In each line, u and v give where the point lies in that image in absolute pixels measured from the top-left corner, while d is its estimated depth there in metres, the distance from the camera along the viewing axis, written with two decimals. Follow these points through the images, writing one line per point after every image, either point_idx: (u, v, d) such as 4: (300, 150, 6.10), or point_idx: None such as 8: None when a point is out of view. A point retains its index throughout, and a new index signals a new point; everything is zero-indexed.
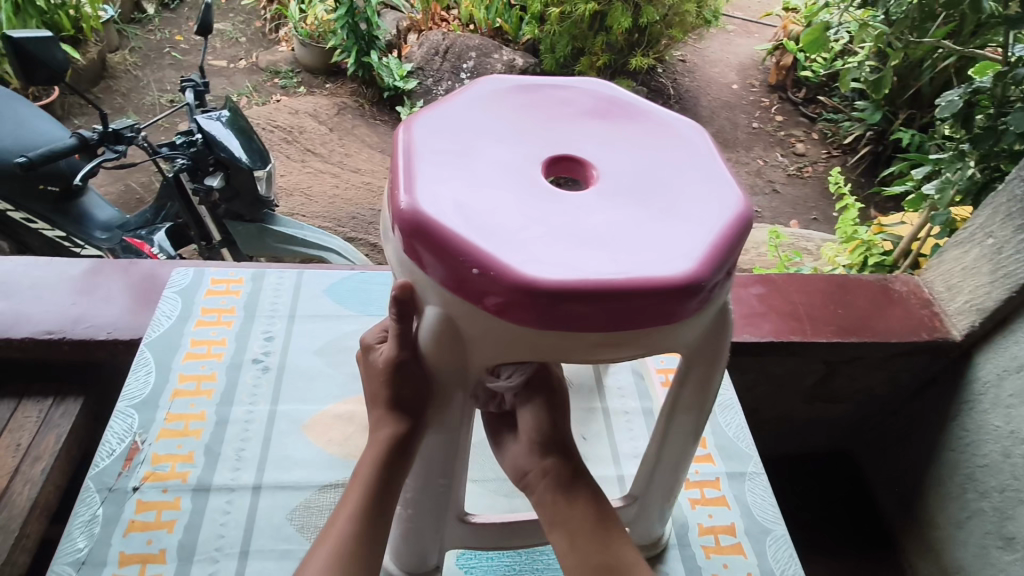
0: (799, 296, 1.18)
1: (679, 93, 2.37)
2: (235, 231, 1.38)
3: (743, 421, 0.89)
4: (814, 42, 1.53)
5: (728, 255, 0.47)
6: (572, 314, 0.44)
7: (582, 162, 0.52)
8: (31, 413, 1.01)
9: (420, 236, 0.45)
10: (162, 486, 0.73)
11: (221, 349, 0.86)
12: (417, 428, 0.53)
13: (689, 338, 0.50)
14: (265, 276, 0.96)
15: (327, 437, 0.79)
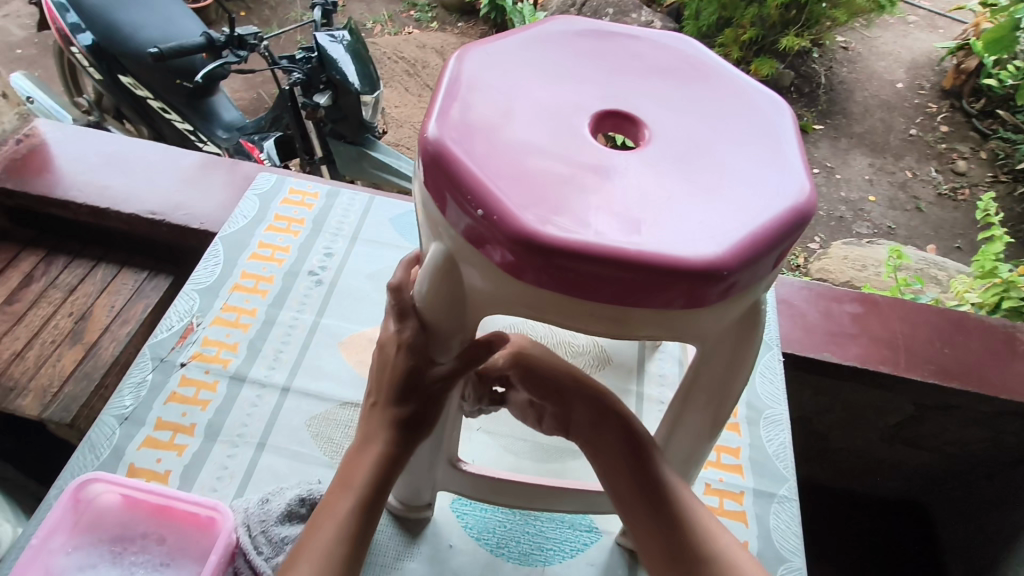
0: (900, 325, 1.05)
1: (831, 82, 2.13)
2: (337, 149, 1.41)
3: (788, 440, 0.82)
4: (998, 42, 1.33)
5: (771, 248, 0.41)
6: (584, 278, 0.40)
7: (636, 120, 0.48)
8: (129, 281, 1.13)
9: (435, 170, 0.43)
10: (205, 367, 0.78)
11: (283, 255, 0.91)
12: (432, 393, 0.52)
13: (708, 331, 0.45)
14: (339, 195, 1.00)
15: (359, 357, 0.82)
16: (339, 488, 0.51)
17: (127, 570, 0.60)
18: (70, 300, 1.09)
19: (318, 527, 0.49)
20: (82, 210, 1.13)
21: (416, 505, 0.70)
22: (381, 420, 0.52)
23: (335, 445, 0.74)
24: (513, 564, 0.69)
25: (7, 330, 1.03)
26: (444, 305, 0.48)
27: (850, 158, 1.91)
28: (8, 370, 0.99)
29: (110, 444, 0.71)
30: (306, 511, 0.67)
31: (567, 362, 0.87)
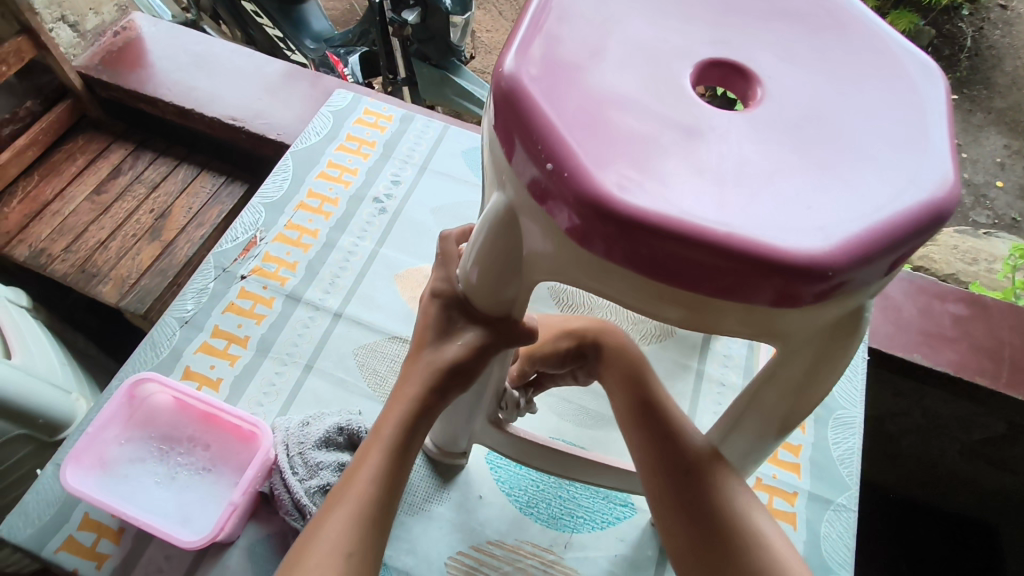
0: (1009, 336, 0.93)
1: (979, 43, 1.83)
2: (419, 71, 1.35)
3: (857, 447, 0.75)
4: None
5: (891, 249, 0.35)
6: (659, 257, 0.35)
7: (748, 75, 0.41)
8: (207, 185, 1.15)
9: (506, 112, 0.38)
10: (264, 283, 0.79)
11: (351, 178, 0.89)
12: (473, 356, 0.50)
13: (795, 331, 0.39)
14: (414, 121, 0.96)
15: (414, 292, 0.80)
16: (371, 438, 0.49)
17: (171, 469, 0.63)
18: (153, 197, 1.12)
19: (354, 476, 0.47)
20: (168, 109, 1.14)
21: (451, 452, 0.69)
22: (416, 372, 0.51)
23: (379, 378, 0.74)
24: (540, 526, 0.68)
25: (94, 219, 1.08)
26: (495, 271, 0.46)
27: (985, 137, 1.68)
28: (92, 258, 1.04)
29: (169, 345, 0.73)
30: (344, 440, 0.67)
31: (628, 328, 0.81)
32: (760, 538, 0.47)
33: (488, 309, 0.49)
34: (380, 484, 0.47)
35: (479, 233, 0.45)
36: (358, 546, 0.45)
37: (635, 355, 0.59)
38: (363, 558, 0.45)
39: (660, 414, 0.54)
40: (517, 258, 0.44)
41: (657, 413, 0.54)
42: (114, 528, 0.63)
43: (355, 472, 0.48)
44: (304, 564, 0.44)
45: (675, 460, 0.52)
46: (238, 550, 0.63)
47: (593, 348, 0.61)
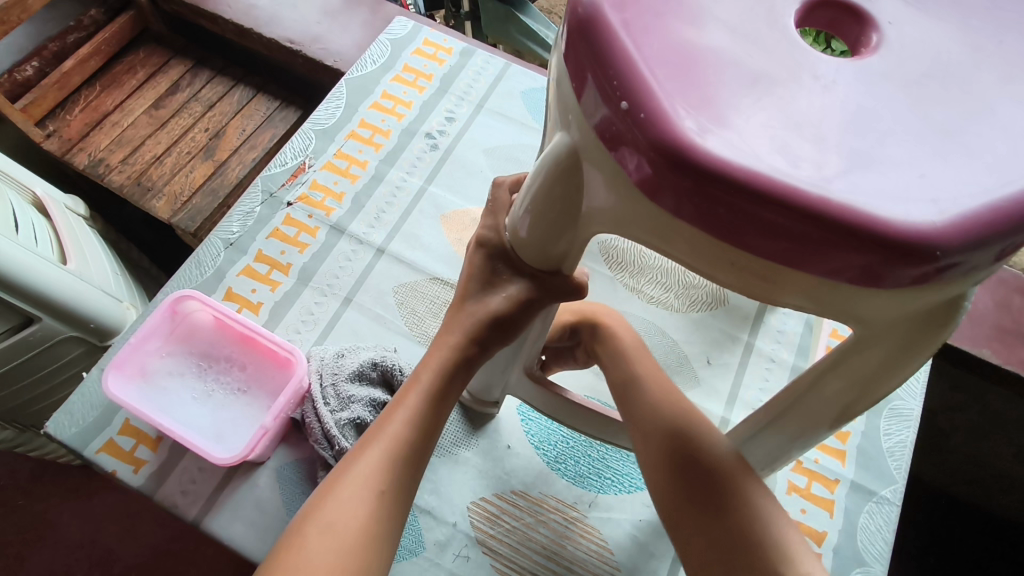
0: None
1: None
2: (485, 7, 1.29)
3: (910, 440, 0.71)
4: None
5: (1013, 233, 0.30)
6: (738, 218, 0.31)
7: (863, 19, 0.36)
8: (261, 108, 1.14)
9: (580, 42, 0.34)
10: (310, 212, 0.78)
11: (404, 111, 0.86)
12: (517, 310, 0.48)
13: (881, 315, 0.35)
14: (474, 56, 0.92)
15: (459, 235, 0.78)
16: (410, 382, 0.48)
17: (208, 387, 0.63)
18: (208, 116, 1.12)
19: (390, 416, 0.47)
20: (228, 27, 1.12)
21: (484, 400, 0.68)
22: (459, 321, 0.49)
23: (418, 318, 0.73)
24: (566, 483, 0.67)
25: (151, 133, 1.09)
26: (549, 221, 0.43)
27: None
28: (147, 172, 1.05)
29: (213, 265, 0.74)
30: (377, 376, 0.67)
31: (678, 292, 0.78)
32: (774, 541, 0.47)
33: (536, 262, 0.46)
34: (417, 428, 0.46)
35: (535, 178, 0.42)
36: (392, 486, 0.44)
37: (645, 359, 0.61)
38: (394, 498, 0.44)
39: (676, 422, 0.55)
40: (575, 210, 0.41)
41: (670, 417, 0.56)
42: (153, 436, 0.65)
43: (392, 411, 0.47)
44: (335, 495, 0.43)
45: (690, 468, 0.52)
46: (268, 470, 0.64)
47: (598, 338, 0.64)
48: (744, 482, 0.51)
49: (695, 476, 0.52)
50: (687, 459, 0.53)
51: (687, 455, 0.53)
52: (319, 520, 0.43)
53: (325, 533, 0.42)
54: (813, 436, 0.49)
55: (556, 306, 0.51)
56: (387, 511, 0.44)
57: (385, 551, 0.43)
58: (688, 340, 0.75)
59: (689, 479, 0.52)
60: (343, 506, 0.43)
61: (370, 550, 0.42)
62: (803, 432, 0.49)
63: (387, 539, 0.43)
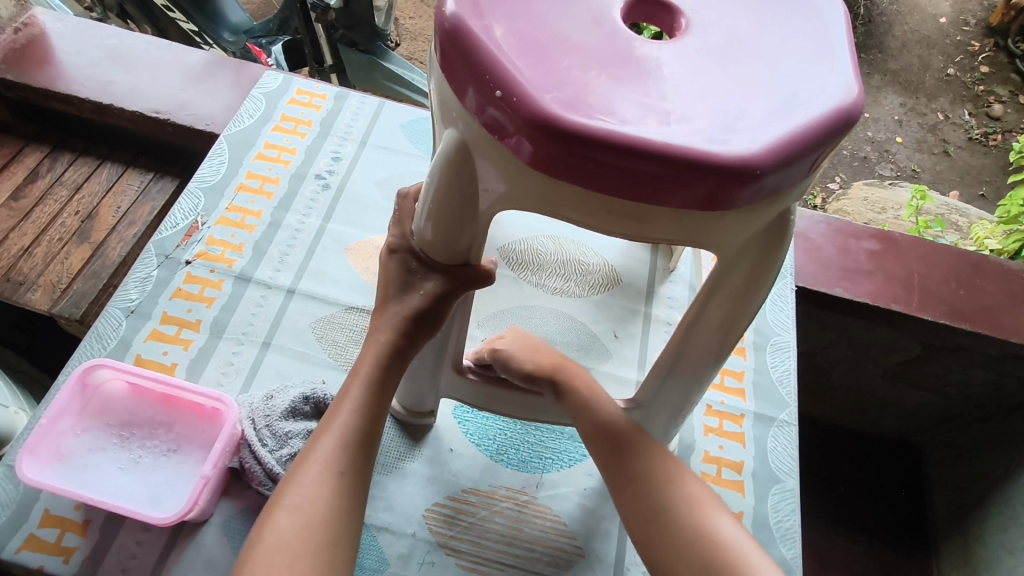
0: (916, 264, 1.01)
1: (870, 12, 2.05)
2: (348, 58, 1.36)
3: (793, 367, 0.82)
4: None
5: (809, 151, 0.39)
6: (606, 171, 0.38)
7: (672, 9, 0.44)
8: (134, 182, 1.10)
9: (450, 48, 0.40)
10: (210, 267, 0.78)
11: (290, 157, 0.88)
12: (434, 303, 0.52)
13: (733, 238, 0.44)
14: (348, 98, 0.96)
15: (365, 263, 0.81)
16: (350, 378, 0.52)
17: (135, 455, 0.61)
18: (77, 198, 1.07)
19: (338, 408, 0.50)
20: (85, 106, 1.09)
21: (420, 411, 0.70)
22: (385, 323, 0.53)
23: (339, 348, 0.75)
24: (512, 471, 0.71)
25: (14, 226, 1.02)
26: (449, 217, 0.47)
27: (883, 97, 1.87)
28: (17, 266, 0.98)
29: (117, 336, 0.72)
30: (311, 409, 0.68)
31: (576, 280, 0.85)
32: (706, 528, 0.51)
33: (444, 258, 0.51)
34: (364, 415, 0.50)
35: (431, 180, 0.47)
36: (350, 466, 0.48)
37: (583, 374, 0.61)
38: (354, 477, 0.48)
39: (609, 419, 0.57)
40: (473, 199, 0.46)
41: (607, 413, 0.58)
42: (80, 521, 0.61)
43: (339, 404, 0.50)
44: (297, 481, 0.46)
45: (622, 457, 0.56)
46: (213, 528, 0.63)
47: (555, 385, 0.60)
48: (680, 491, 0.53)
49: (636, 495, 0.54)
50: (630, 476, 0.55)
51: (629, 473, 0.55)
52: (285, 505, 0.45)
53: (295, 515, 0.45)
54: (700, 383, 0.59)
55: (471, 295, 0.55)
56: (346, 488, 0.47)
57: (351, 526, 0.47)
58: (595, 320, 0.82)
59: (638, 503, 0.54)
60: (305, 492, 0.46)
61: (332, 527, 0.45)
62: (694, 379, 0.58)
63: (351, 514, 0.47)
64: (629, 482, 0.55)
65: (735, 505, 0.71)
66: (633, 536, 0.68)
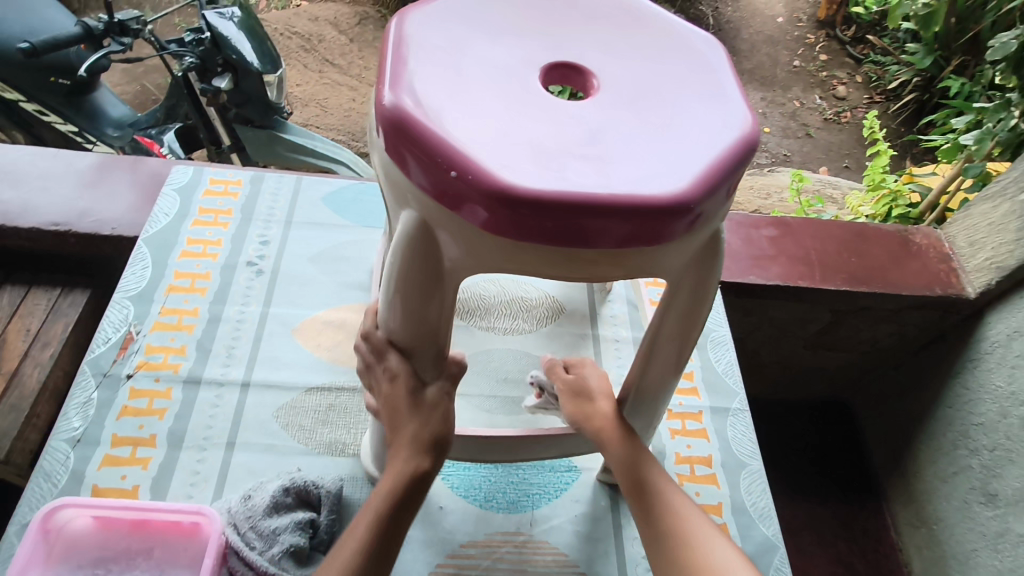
0: (812, 242, 1.13)
1: (719, 22, 2.27)
2: (246, 136, 1.34)
3: (734, 358, 0.89)
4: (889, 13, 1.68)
5: (725, 180, 0.44)
6: (558, 227, 0.41)
7: (583, 69, 0.49)
8: (41, 300, 1.03)
9: (396, 134, 0.43)
10: (155, 376, 0.75)
11: (216, 249, 0.87)
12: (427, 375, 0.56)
13: (676, 262, 0.48)
14: (264, 180, 0.96)
15: (316, 341, 0.81)
16: (360, 514, 0.55)
17: None
18: None
19: (342, 548, 0.53)
20: None
21: None
22: (400, 451, 0.56)
23: (308, 431, 0.74)
24: (504, 514, 0.72)
25: None
26: (414, 288, 0.49)
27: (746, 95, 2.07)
28: None
29: (66, 470, 0.67)
30: (293, 499, 0.66)
31: (523, 316, 0.89)
32: None
33: (412, 333, 0.53)
34: (365, 553, 0.52)
35: (391, 257, 0.49)
36: None
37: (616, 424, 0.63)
38: None
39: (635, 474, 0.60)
40: (435, 268, 0.48)
41: (632, 467, 0.60)
42: None
43: (344, 543, 0.54)
44: None
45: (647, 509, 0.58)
46: None
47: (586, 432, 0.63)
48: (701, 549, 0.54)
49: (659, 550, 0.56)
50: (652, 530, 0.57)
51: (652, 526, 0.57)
52: None
53: None
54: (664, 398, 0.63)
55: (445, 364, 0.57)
56: None
57: None
58: (549, 352, 0.86)
59: (641, 509, 0.58)
60: None
61: None
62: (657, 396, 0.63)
63: None
64: (645, 512, 0.58)
65: (713, 497, 0.76)
66: (630, 549, 0.71)
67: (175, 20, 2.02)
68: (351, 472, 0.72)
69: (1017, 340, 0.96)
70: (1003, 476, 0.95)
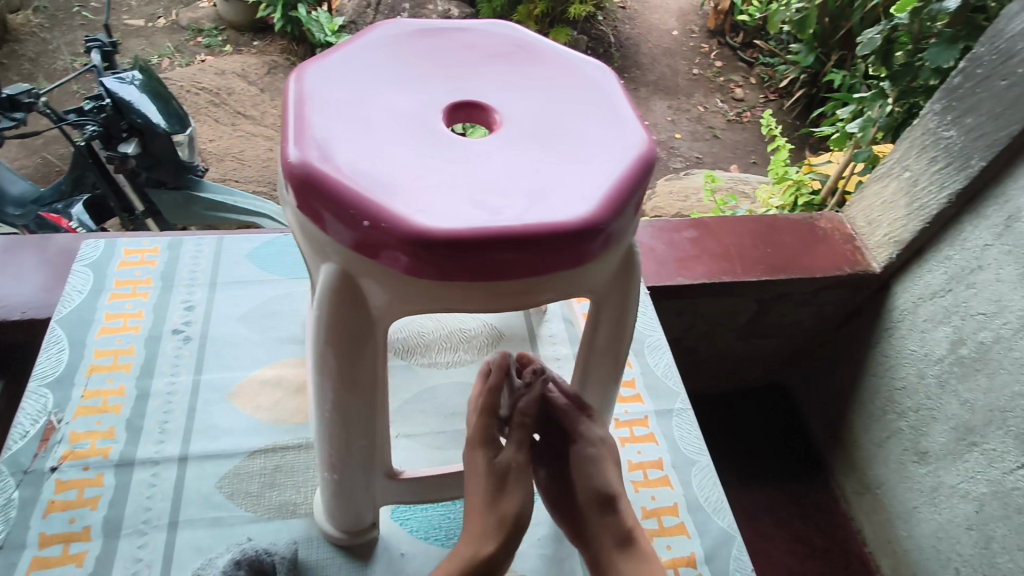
0: (730, 239, 1.18)
1: (619, 40, 2.38)
2: (159, 200, 1.30)
3: (671, 360, 0.93)
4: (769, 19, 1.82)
5: (629, 198, 0.47)
6: (476, 262, 0.43)
7: (484, 107, 0.51)
8: None
9: (307, 191, 0.43)
10: (83, 464, 0.71)
11: (138, 322, 0.84)
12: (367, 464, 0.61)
13: (597, 281, 0.50)
14: (183, 244, 0.93)
15: (254, 403, 0.79)
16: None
17: None
18: None
19: None
20: None
21: (360, 529, 0.68)
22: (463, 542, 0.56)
23: (256, 496, 0.71)
24: None
25: None
26: (343, 340, 0.49)
27: (654, 105, 2.17)
28: None
29: None
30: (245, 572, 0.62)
31: (464, 347, 0.90)
32: None
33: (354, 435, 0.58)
34: None
35: (317, 311, 0.49)
36: None
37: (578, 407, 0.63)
38: None
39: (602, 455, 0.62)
40: (363, 318, 0.48)
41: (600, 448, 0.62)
42: None
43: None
44: None
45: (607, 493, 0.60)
46: None
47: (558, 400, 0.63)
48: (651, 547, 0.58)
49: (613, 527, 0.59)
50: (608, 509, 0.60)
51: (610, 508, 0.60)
52: None
53: None
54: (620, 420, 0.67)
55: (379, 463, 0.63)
56: None
57: None
58: None
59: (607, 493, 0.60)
60: None
61: None
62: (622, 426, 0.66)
63: None
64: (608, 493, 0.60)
65: (668, 498, 0.79)
66: None
67: (71, 88, 1.94)
68: (304, 532, 0.70)
69: (924, 305, 1.04)
70: (931, 433, 1.02)
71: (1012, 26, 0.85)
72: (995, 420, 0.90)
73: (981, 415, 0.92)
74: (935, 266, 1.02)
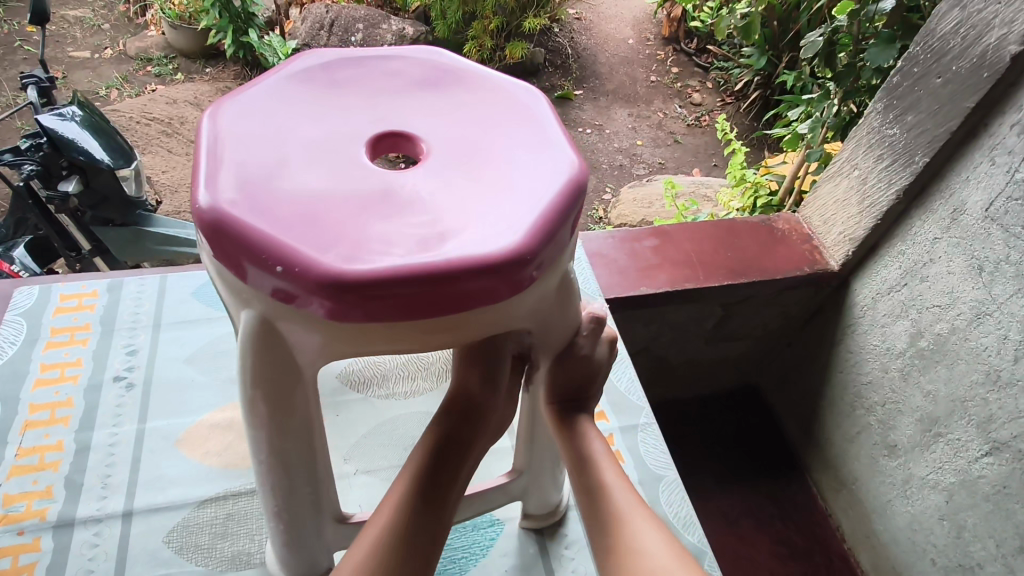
0: (690, 245, 1.17)
1: (576, 51, 2.41)
2: (105, 237, 1.25)
3: (634, 374, 0.92)
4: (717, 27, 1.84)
5: (560, 224, 0.45)
6: (400, 301, 0.41)
7: (410, 137, 0.49)
8: None
9: (219, 237, 0.41)
10: (17, 529, 0.67)
11: (76, 371, 0.80)
12: (313, 506, 0.58)
13: (535, 309, 0.49)
14: (123, 286, 0.90)
15: (204, 449, 0.75)
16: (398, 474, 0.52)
17: None
18: None
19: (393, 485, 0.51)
20: None
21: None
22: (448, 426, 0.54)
23: (207, 547, 0.68)
24: None
25: None
26: (274, 384, 0.47)
27: (614, 113, 2.19)
28: None
29: None
30: None
31: (423, 374, 0.88)
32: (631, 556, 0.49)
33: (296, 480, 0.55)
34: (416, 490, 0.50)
35: (243, 357, 0.46)
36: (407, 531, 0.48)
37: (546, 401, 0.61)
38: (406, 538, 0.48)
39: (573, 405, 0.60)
40: (291, 359, 0.46)
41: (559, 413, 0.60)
42: None
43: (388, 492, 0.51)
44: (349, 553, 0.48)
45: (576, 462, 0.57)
46: None
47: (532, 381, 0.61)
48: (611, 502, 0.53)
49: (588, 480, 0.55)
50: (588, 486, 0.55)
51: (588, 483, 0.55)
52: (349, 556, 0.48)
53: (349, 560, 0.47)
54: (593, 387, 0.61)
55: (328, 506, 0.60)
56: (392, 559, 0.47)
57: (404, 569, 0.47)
58: None
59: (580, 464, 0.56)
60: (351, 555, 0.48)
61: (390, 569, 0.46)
62: (591, 374, 0.60)
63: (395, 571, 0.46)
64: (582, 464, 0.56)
65: None
66: None
67: (15, 124, 1.89)
68: None
69: (881, 301, 1.04)
70: (898, 427, 1.03)
71: (942, 25, 0.84)
72: (956, 410, 0.91)
73: (943, 406, 0.93)
74: (890, 261, 1.02)
